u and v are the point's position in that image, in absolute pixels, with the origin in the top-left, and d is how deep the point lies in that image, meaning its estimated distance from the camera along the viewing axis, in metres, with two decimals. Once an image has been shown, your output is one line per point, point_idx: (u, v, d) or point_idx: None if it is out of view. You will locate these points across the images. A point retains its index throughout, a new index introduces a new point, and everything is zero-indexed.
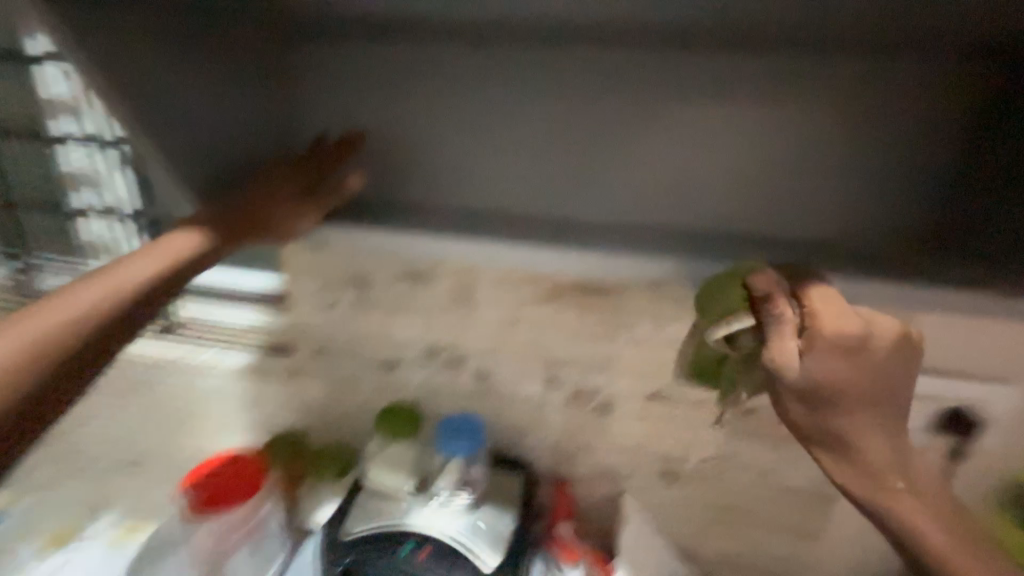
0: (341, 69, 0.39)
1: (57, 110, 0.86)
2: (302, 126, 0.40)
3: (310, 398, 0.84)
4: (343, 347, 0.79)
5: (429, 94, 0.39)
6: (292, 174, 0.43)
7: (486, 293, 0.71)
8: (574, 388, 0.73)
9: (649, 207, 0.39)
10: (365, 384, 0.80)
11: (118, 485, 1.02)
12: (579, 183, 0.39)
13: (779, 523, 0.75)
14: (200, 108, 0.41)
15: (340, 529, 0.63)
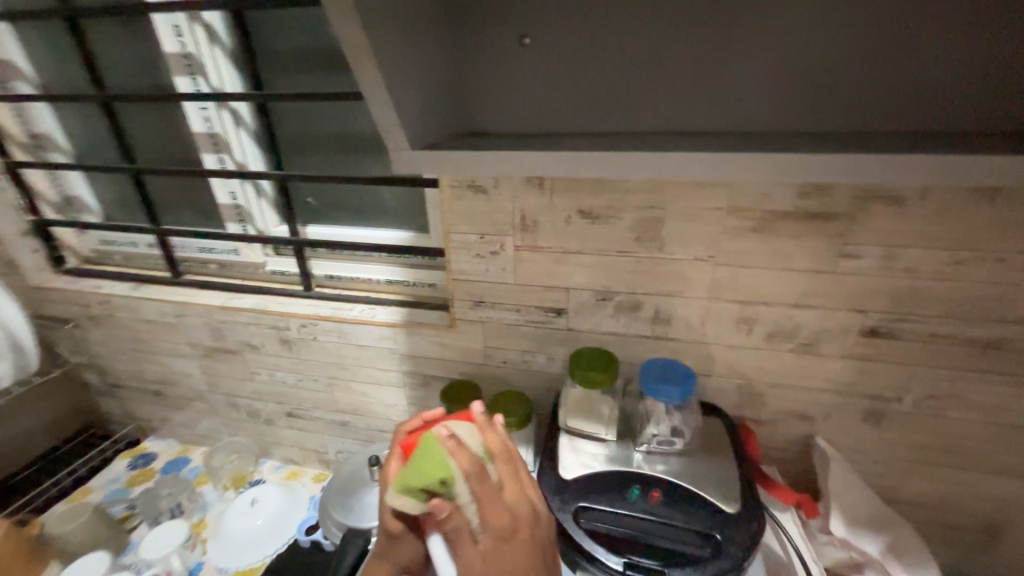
0: (546, 53, 0.55)
1: (179, 67, 0.80)
2: (520, 81, 0.57)
3: (466, 350, 0.83)
4: (505, 298, 0.76)
5: (605, 73, 0.55)
6: (502, 120, 0.59)
7: (676, 230, 0.64)
8: (771, 329, 0.67)
9: (768, 117, 0.55)
10: (527, 334, 0.78)
11: (279, 435, 1.10)
12: (702, 107, 0.55)
13: (1003, 463, 0.68)
14: (449, 68, 0.55)
15: (559, 470, 0.60)
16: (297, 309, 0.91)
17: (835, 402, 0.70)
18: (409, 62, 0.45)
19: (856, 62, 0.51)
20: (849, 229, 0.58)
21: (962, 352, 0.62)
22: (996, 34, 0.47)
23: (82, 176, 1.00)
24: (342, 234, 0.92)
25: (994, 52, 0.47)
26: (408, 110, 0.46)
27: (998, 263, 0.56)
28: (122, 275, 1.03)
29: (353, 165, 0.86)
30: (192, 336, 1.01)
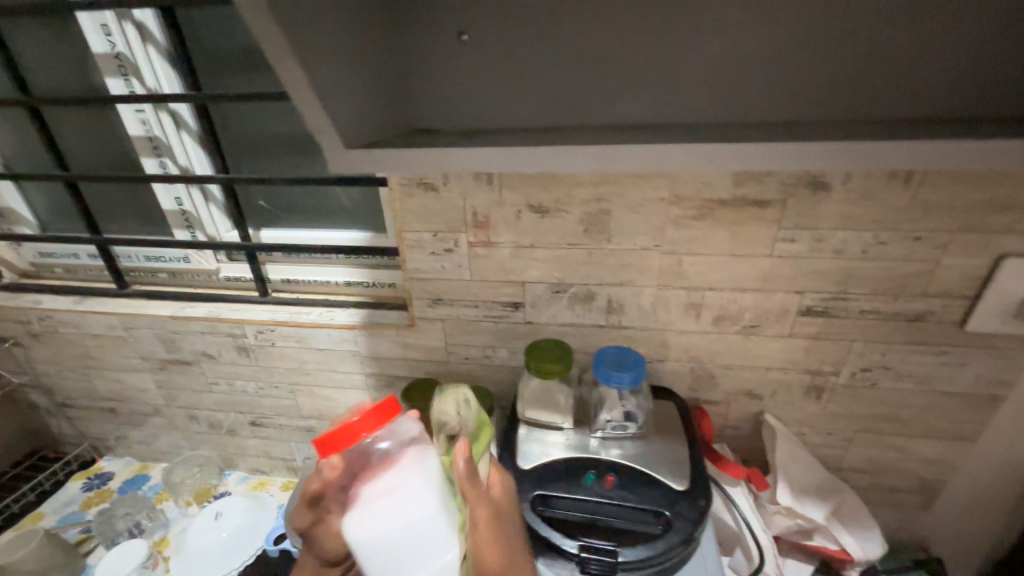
0: (480, 52, 0.56)
1: (112, 69, 0.76)
2: (459, 79, 0.58)
3: (428, 348, 0.83)
4: (462, 295, 0.76)
5: (541, 69, 0.56)
6: (445, 119, 0.59)
7: (623, 221, 0.65)
8: (718, 313, 0.70)
9: (704, 110, 0.56)
10: (487, 329, 0.78)
11: (244, 445, 1.08)
12: (640, 101, 0.56)
13: (932, 427, 0.73)
14: (388, 67, 0.55)
15: (518, 461, 0.61)
16: (252, 315, 0.89)
17: (781, 379, 0.74)
18: (337, 61, 0.45)
19: (782, 55, 0.52)
20: (783, 214, 0.61)
21: (888, 326, 0.66)
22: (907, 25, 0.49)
23: (12, 186, 0.95)
24: (296, 237, 0.90)
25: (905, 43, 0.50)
26: (338, 109, 0.45)
27: (918, 241, 0.60)
28: (64, 288, 0.98)
29: (304, 167, 0.84)
30: (143, 349, 0.97)
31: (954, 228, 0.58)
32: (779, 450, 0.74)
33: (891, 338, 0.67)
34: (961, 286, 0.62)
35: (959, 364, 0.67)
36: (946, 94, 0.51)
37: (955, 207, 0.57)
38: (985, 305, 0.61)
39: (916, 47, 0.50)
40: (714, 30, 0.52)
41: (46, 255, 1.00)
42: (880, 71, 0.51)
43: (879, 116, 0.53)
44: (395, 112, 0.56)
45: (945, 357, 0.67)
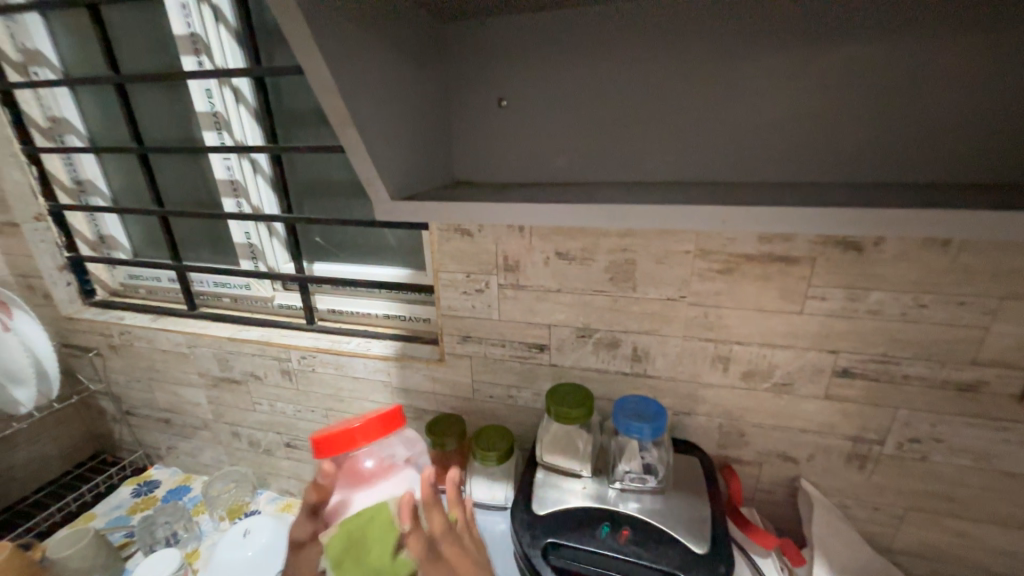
0: (518, 113, 0.62)
1: (208, 124, 0.90)
2: (497, 137, 0.64)
3: (455, 383, 0.86)
4: (490, 334, 0.79)
5: (571, 129, 0.61)
6: (483, 172, 0.66)
7: (648, 271, 0.67)
8: (747, 368, 0.68)
9: (726, 168, 0.58)
10: (513, 368, 0.81)
11: (277, 465, 1.13)
12: (665, 157, 0.59)
13: (997, 512, 0.66)
14: (434, 126, 0.61)
15: (533, 505, 0.61)
16: (298, 341, 0.97)
17: (818, 443, 0.70)
18: (389, 124, 0.52)
19: (807, 118, 0.54)
20: (813, 272, 0.61)
21: (937, 394, 0.62)
22: (940, 92, 0.49)
23: (116, 217, 1.10)
24: (344, 271, 0.99)
25: (940, 109, 0.50)
26: (386, 164, 0.52)
27: (962, 306, 0.57)
28: (143, 307, 1.11)
29: (356, 209, 0.93)
30: (201, 366, 1.07)
31: (1002, 293, 0.55)
32: (817, 522, 0.69)
33: (939, 407, 0.63)
34: (1018, 357, 0.58)
35: (1022, 441, 0.61)
36: (983, 159, 0.50)
37: (1002, 273, 0.55)
38: None
39: (951, 116, 0.50)
40: (738, 94, 0.54)
41: (135, 277, 1.14)
42: (912, 136, 0.51)
43: (914, 180, 0.52)
44: (439, 164, 0.63)
45: (1005, 433, 0.61)
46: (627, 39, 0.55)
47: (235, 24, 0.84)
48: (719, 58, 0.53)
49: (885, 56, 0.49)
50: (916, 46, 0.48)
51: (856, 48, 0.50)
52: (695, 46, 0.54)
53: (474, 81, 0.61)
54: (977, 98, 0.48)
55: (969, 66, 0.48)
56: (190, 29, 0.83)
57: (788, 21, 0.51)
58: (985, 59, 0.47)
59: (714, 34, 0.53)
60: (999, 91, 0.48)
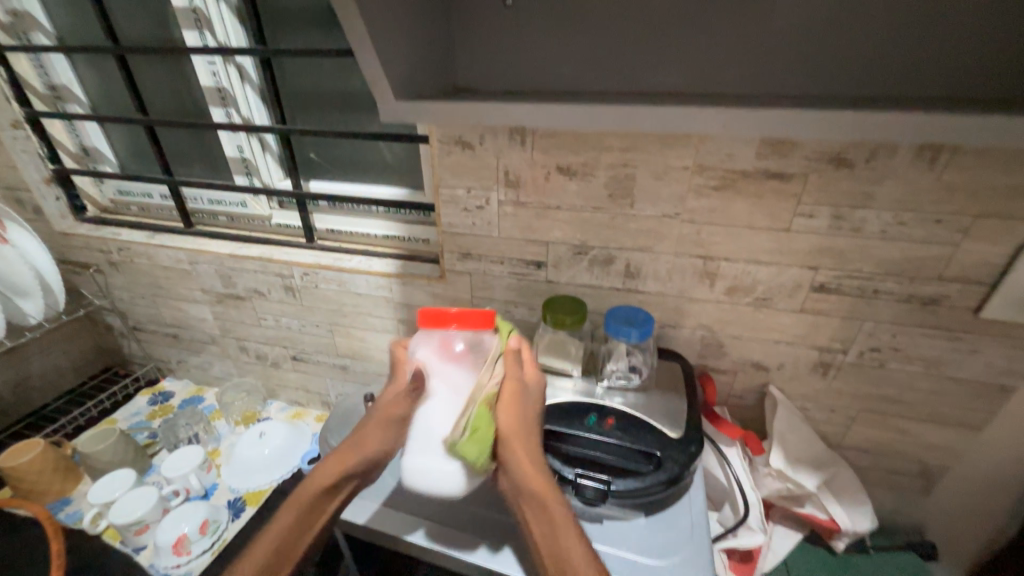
0: (522, 13, 0.59)
1: (188, 22, 0.84)
2: (498, 39, 0.61)
3: (454, 299, 0.90)
4: (489, 251, 0.82)
5: (572, 28, 0.58)
6: (483, 80, 0.64)
7: (646, 187, 0.69)
8: (732, 284, 0.73)
9: (734, 77, 0.57)
10: (510, 285, 0.84)
11: (285, 377, 1.20)
12: (672, 63, 0.58)
13: (937, 413, 0.75)
14: (434, 22, 0.58)
15: None
16: (299, 259, 0.98)
17: (789, 353, 0.76)
18: (392, 17, 0.50)
19: (824, 24, 0.52)
20: (804, 190, 0.63)
21: (902, 307, 0.67)
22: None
23: (98, 129, 1.06)
24: (341, 189, 0.98)
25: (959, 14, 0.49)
26: (390, 62, 0.51)
27: (939, 224, 0.60)
28: (139, 224, 1.10)
29: (352, 123, 0.91)
30: (205, 283, 1.09)
31: (978, 212, 0.59)
32: (778, 419, 0.78)
33: (901, 319, 0.68)
34: (980, 273, 0.62)
35: (971, 349, 0.68)
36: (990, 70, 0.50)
37: (979, 191, 0.58)
38: (1002, 293, 0.61)
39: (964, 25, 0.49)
40: None
41: (125, 193, 1.12)
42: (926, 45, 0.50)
43: (920, 93, 0.52)
44: (441, 69, 0.61)
45: (955, 343, 0.68)
46: None
47: None
48: None
49: None
50: None
51: None
52: None
53: None
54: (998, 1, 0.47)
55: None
56: None
57: None
58: None
59: None
60: None
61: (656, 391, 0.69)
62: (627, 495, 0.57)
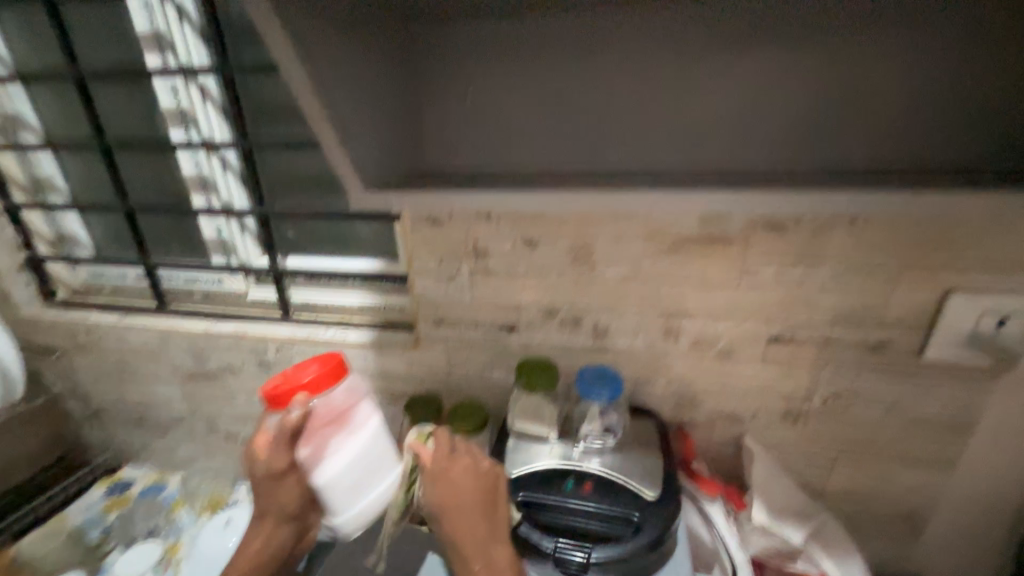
0: (480, 110, 0.66)
1: (174, 120, 0.90)
2: (462, 130, 0.68)
3: (430, 366, 0.91)
4: (463, 317, 0.84)
5: (525, 118, 0.66)
6: (449, 164, 0.70)
7: (606, 251, 0.74)
8: (695, 338, 0.76)
9: (671, 155, 0.64)
10: (485, 349, 0.86)
11: None
12: (616, 144, 0.65)
13: (906, 454, 0.76)
14: (402, 117, 0.64)
15: (505, 467, 0.68)
16: (275, 333, 0.99)
17: (758, 402, 0.78)
18: (360, 119, 0.56)
19: (741, 113, 0.60)
20: (748, 248, 0.69)
21: (854, 352, 0.71)
22: (845, 93, 0.58)
23: (77, 215, 1.08)
24: (318, 263, 1.01)
25: (846, 106, 0.58)
26: (361, 156, 0.56)
27: (871, 274, 0.66)
28: (110, 305, 1.09)
29: (329, 202, 0.96)
30: (175, 362, 1.07)
31: (902, 262, 0.65)
32: (755, 470, 0.78)
33: (855, 363, 0.72)
34: (917, 317, 0.67)
35: (924, 389, 0.71)
36: (877, 150, 0.59)
37: (900, 244, 0.64)
38: (939, 335, 0.66)
39: (850, 116, 0.58)
40: (676, 89, 0.61)
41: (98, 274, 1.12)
42: (826, 132, 0.59)
43: (827, 167, 0.61)
44: (410, 157, 0.67)
45: (909, 383, 0.71)
46: (577, 44, 0.61)
47: (200, 19, 0.84)
48: (657, 59, 0.60)
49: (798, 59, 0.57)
50: (820, 57, 0.57)
51: (772, 53, 0.57)
52: (637, 49, 0.60)
53: (439, 76, 0.65)
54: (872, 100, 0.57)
55: (867, 73, 0.56)
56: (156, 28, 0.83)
57: (720, 33, 0.58)
58: (873, 68, 0.56)
59: (656, 40, 0.59)
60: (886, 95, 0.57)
61: (633, 450, 0.69)
62: (609, 564, 0.57)
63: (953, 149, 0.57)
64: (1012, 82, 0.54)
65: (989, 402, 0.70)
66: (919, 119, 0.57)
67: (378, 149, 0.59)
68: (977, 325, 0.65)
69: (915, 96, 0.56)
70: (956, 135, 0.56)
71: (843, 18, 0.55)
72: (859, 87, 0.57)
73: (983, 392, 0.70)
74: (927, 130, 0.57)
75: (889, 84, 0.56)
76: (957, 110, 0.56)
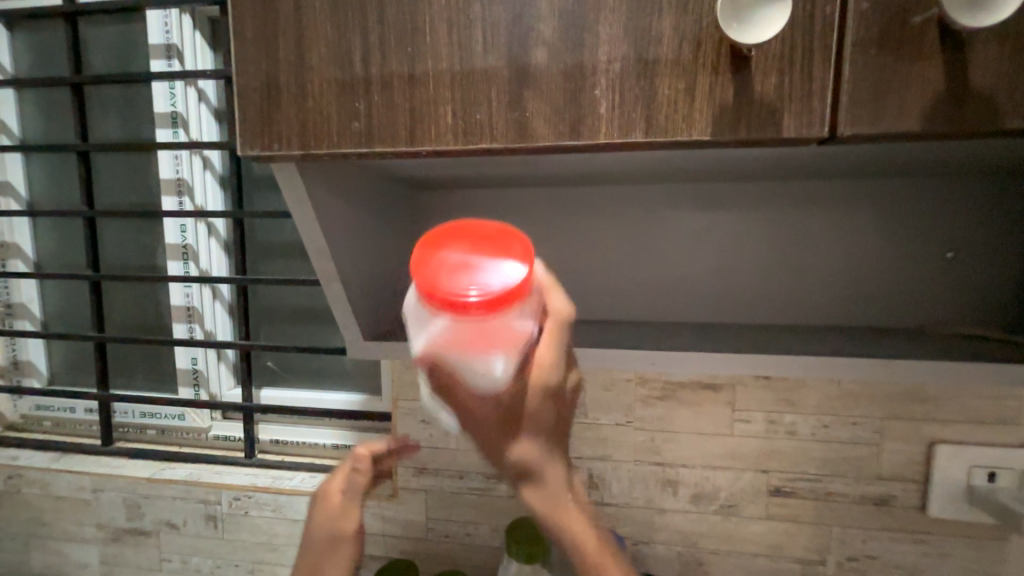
0: None
1: (175, 254, 0.92)
2: None
3: (407, 522, 0.81)
4: (448, 465, 0.79)
5: None
6: None
7: (597, 397, 0.74)
8: (693, 491, 0.72)
9: (654, 307, 0.68)
10: (469, 502, 0.79)
11: None
12: (603, 297, 0.69)
13: None
14: None
15: None
16: (232, 480, 0.89)
17: (768, 568, 0.72)
18: (363, 273, 0.58)
19: (714, 273, 0.66)
20: (735, 397, 0.70)
21: (858, 510, 0.69)
22: (806, 259, 0.64)
23: (40, 342, 1.03)
24: (295, 398, 0.96)
25: (807, 270, 0.64)
26: (360, 309, 0.58)
27: (856, 426, 0.67)
28: (46, 443, 0.98)
29: (318, 335, 0.95)
30: (104, 515, 0.92)
31: (883, 413, 0.67)
32: None
33: (861, 521, 0.69)
34: (910, 471, 0.67)
35: (937, 551, 0.67)
36: (843, 307, 0.63)
37: (877, 396, 0.67)
38: (936, 491, 0.65)
39: (814, 277, 0.63)
40: (654, 250, 0.67)
41: (42, 407, 1.02)
42: (786, 287, 0.64)
43: (799, 322, 0.64)
44: None
45: (921, 545, 0.68)
46: (565, 212, 0.69)
47: (224, 172, 0.92)
48: (637, 226, 0.67)
49: (761, 228, 0.64)
50: (780, 228, 0.63)
51: (737, 222, 0.64)
52: (617, 219, 0.67)
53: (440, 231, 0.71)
54: (832, 264, 0.63)
55: (817, 237, 0.63)
56: (179, 175, 0.90)
57: (688, 203, 0.65)
58: (828, 240, 0.62)
59: (632, 210, 0.67)
60: (844, 261, 0.62)
61: None
62: None
63: (905, 306, 0.62)
64: (944, 249, 0.60)
65: (1008, 568, 0.66)
66: (876, 284, 0.62)
67: (376, 301, 0.61)
68: (973, 481, 0.65)
69: (866, 264, 0.62)
70: (904, 293, 0.62)
71: (796, 194, 0.63)
72: (817, 253, 0.63)
73: (998, 555, 0.66)
74: (878, 288, 0.62)
75: (845, 251, 0.62)
76: (901, 272, 0.62)
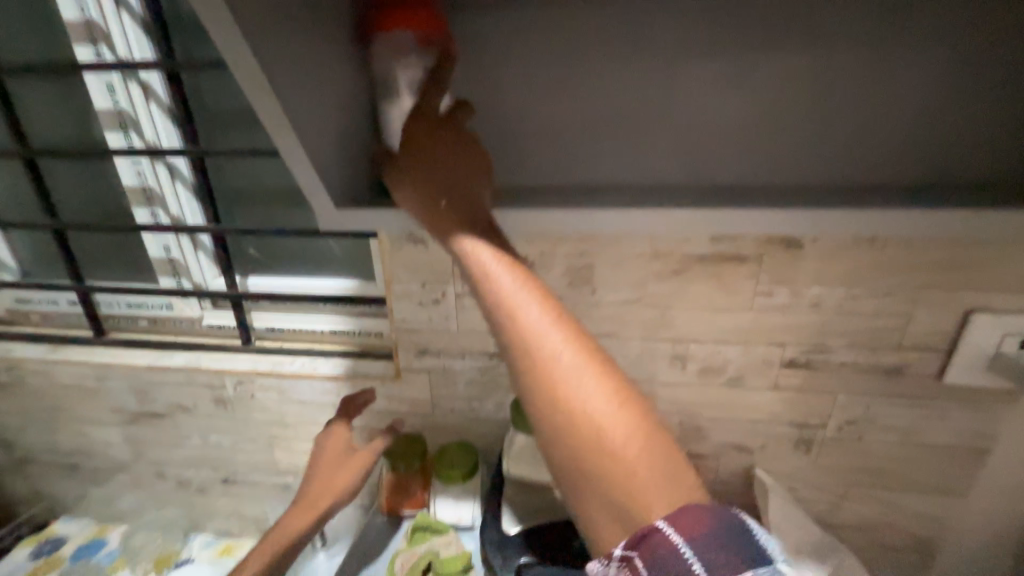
0: None
1: (112, 123, 0.78)
2: None
3: (412, 400, 0.82)
4: (449, 346, 0.76)
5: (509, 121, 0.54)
6: None
7: (606, 273, 0.67)
8: (702, 365, 0.70)
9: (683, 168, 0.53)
10: (473, 380, 0.78)
11: (212, 504, 1.02)
12: (620, 155, 0.54)
13: (920, 481, 0.72)
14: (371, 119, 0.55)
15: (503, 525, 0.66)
16: (233, 365, 0.88)
17: (768, 432, 0.73)
18: (323, 122, 0.47)
19: (766, 117, 0.50)
20: (759, 269, 0.64)
21: (869, 377, 0.67)
22: (889, 92, 0.48)
23: None
24: (284, 285, 0.90)
25: (887, 108, 0.48)
26: (326, 168, 0.47)
27: (888, 296, 0.62)
28: (37, 337, 0.95)
29: (296, 217, 0.86)
30: (115, 401, 0.93)
31: (922, 281, 0.61)
32: (770, 507, 0.72)
33: (870, 388, 0.68)
34: (934, 340, 0.64)
35: (941, 413, 0.68)
36: (927, 158, 0.49)
37: (918, 263, 0.60)
38: (958, 358, 0.63)
39: (894, 118, 0.49)
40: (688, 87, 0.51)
41: (24, 300, 0.97)
42: (856, 138, 0.50)
43: (870, 180, 0.50)
44: None
45: (925, 408, 0.68)
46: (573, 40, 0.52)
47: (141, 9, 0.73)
48: None
49: (837, 50, 0.47)
50: (861, 48, 0.47)
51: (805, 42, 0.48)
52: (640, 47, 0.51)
53: None
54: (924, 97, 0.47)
55: (909, 59, 0.47)
56: (86, 15, 0.72)
57: None
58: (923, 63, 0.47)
59: None
60: (939, 93, 0.47)
61: None
62: None
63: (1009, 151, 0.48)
64: None
65: (1007, 426, 0.67)
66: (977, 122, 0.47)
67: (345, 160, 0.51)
68: (999, 347, 0.62)
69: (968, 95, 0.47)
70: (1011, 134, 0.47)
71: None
72: (907, 82, 0.47)
73: (1000, 414, 0.67)
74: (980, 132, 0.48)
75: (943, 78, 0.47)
76: (1011, 106, 0.47)
